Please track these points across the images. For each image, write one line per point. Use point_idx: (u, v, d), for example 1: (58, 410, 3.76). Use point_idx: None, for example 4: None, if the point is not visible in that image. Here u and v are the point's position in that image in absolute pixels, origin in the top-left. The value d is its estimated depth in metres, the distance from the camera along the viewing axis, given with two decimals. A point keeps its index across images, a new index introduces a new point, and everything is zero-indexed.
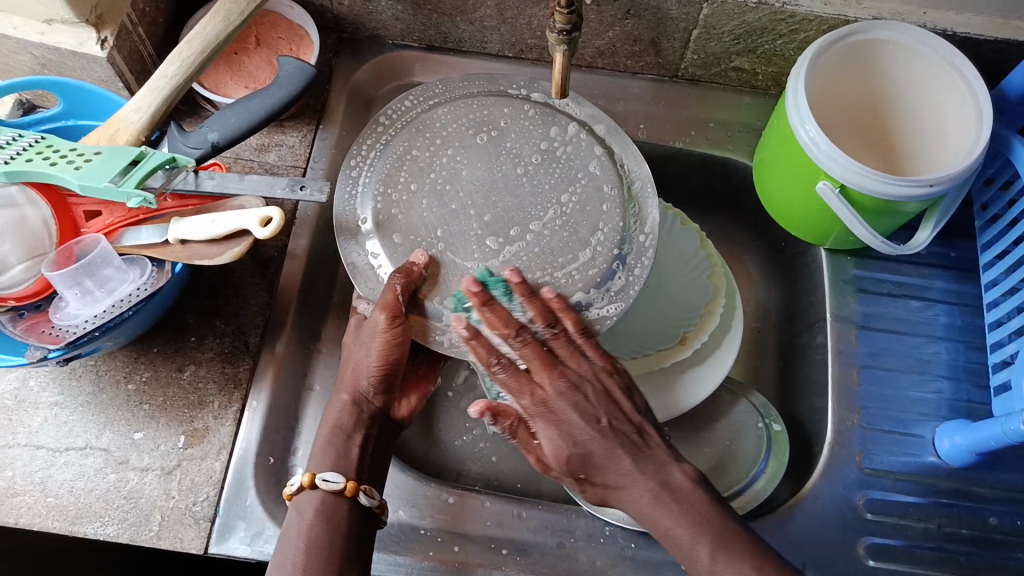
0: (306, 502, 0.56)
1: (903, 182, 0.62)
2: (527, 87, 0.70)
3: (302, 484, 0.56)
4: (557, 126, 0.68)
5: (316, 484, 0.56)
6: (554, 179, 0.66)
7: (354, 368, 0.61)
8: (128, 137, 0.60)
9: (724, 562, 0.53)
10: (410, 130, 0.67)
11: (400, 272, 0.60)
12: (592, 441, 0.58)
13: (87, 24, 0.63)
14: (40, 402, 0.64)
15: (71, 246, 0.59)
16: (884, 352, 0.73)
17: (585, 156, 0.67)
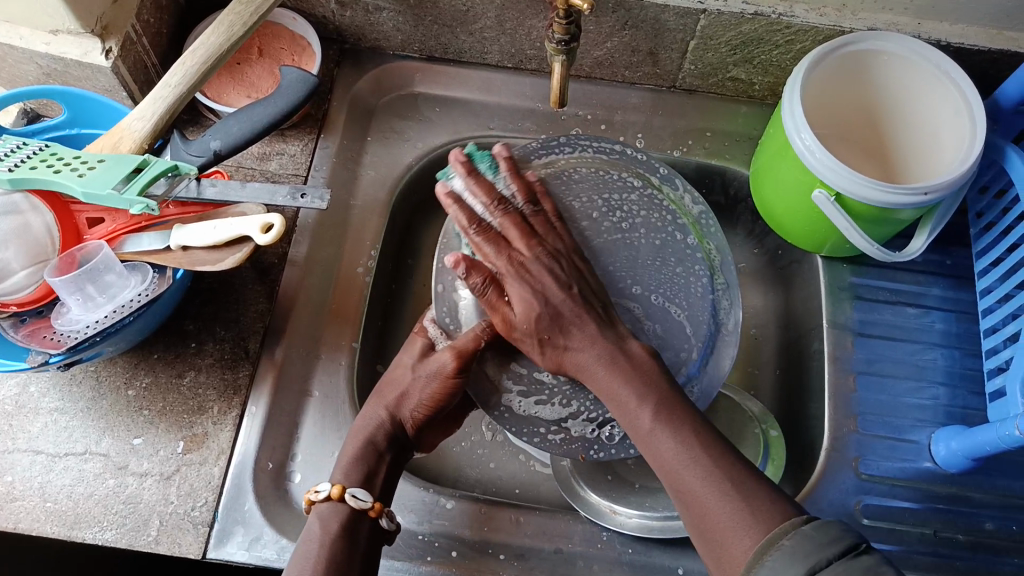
0: (328, 514, 0.55)
1: (897, 190, 0.62)
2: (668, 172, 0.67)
3: (331, 495, 0.55)
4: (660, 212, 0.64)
5: (344, 498, 0.55)
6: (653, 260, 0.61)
7: (402, 396, 0.59)
8: (132, 146, 0.60)
9: (664, 429, 0.50)
10: (547, 176, 0.63)
11: (491, 323, 0.58)
12: (564, 302, 0.55)
13: (92, 35, 0.64)
14: (41, 408, 0.65)
15: (73, 252, 0.59)
16: (880, 358, 0.73)
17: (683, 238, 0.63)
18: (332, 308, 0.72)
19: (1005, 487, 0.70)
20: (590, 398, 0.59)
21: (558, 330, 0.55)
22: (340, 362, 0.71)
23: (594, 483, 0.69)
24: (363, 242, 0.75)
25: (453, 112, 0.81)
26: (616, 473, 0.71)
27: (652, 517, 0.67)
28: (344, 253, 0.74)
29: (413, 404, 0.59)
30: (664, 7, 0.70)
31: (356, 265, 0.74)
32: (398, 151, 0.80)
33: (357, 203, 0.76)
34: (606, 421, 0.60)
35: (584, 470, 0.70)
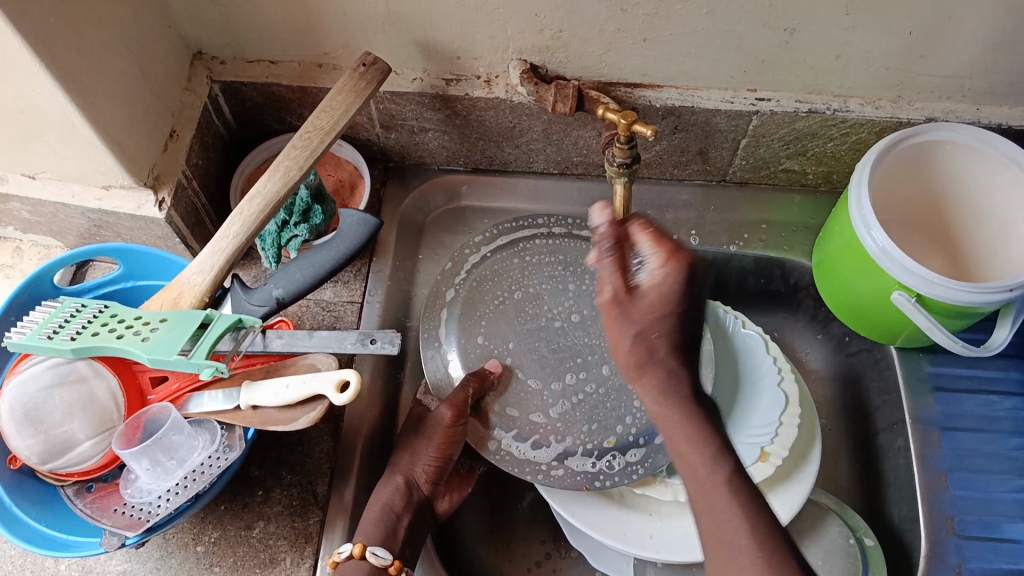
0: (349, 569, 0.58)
1: (982, 289, 0.60)
2: None
3: (352, 552, 0.58)
4: None
5: (365, 555, 0.58)
6: None
7: (411, 454, 0.65)
8: (192, 301, 0.59)
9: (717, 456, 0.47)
10: (504, 257, 0.73)
11: (478, 375, 0.66)
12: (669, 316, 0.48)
13: (145, 187, 0.64)
14: (108, 571, 0.62)
15: (138, 416, 0.58)
16: (969, 453, 0.70)
17: None
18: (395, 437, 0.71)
19: None
20: (582, 434, 0.67)
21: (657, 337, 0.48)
22: None
23: None
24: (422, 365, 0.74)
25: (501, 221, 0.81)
26: None
27: None
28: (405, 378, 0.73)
29: (428, 463, 0.64)
30: (716, 110, 0.69)
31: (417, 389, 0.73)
32: None
33: (413, 324, 0.75)
34: (606, 453, 0.66)
35: None
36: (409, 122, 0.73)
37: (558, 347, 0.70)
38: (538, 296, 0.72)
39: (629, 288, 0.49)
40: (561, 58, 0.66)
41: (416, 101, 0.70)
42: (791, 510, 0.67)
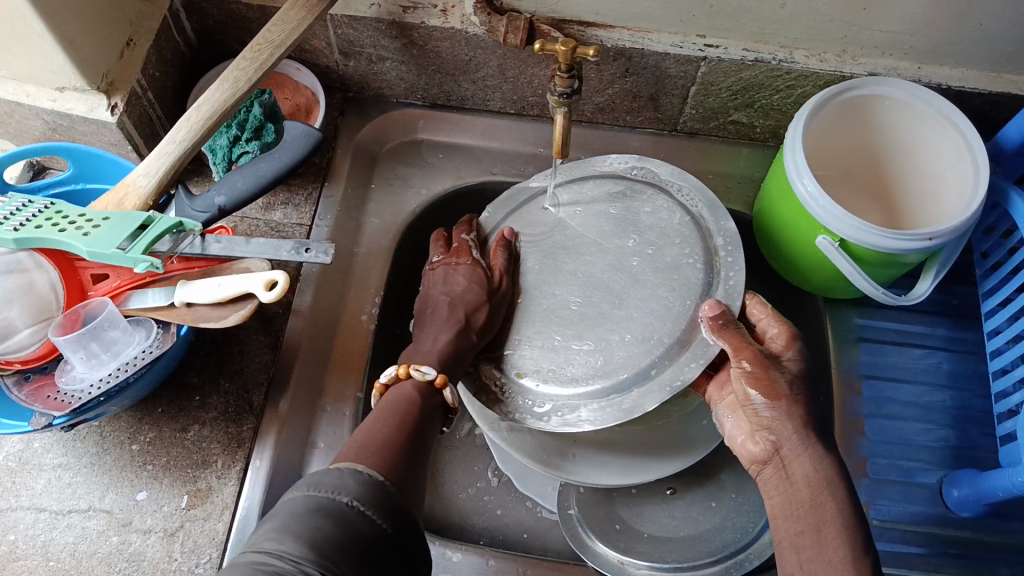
0: (397, 390, 0.55)
1: (903, 236, 0.62)
2: (698, 198, 0.69)
3: (399, 372, 0.55)
4: (683, 244, 0.67)
5: (411, 374, 0.56)
6: (640, 286, 0.66)
7: (449, 292, 0.65)
8: (136, 202, 0.60)
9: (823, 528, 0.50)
10: (560, 196, 0.72)
11: (498, 241, 0.69)
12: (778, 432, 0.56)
13: (98, 91, 0.65)
14: (45, 463, 0.64)
15: (78, 309, 0.59)
16: (889, 401, 0.73)
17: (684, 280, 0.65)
18: (335, 356, 0.72)
19: (1016, 530, 0.69)
20: (529, 354, 0.65)
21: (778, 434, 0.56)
22: (345, 412, 0.70)
23: (602, 533, 0.68)
24: (367, 289, 0.75)
25: (455, 155, 0.82)
26: (627, 522, 0.70)
27: (663, 569, 0.65)
28: (347, 302, 0.74)
29: (474, 303, 0.64)
30: (665, 54, 0.71)
31: (359, 313, 0.74)
32: (401, 199, 0.80)
33: (361, 250, 0.76)
34: (512, 380, 0.64)
35: (592, 519, 0.69)
36: (368, 50, 0.74)
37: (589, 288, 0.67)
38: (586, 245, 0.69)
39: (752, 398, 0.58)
40: None
41: (374, 27, 0.71)
42: (708, 445, 0.69)
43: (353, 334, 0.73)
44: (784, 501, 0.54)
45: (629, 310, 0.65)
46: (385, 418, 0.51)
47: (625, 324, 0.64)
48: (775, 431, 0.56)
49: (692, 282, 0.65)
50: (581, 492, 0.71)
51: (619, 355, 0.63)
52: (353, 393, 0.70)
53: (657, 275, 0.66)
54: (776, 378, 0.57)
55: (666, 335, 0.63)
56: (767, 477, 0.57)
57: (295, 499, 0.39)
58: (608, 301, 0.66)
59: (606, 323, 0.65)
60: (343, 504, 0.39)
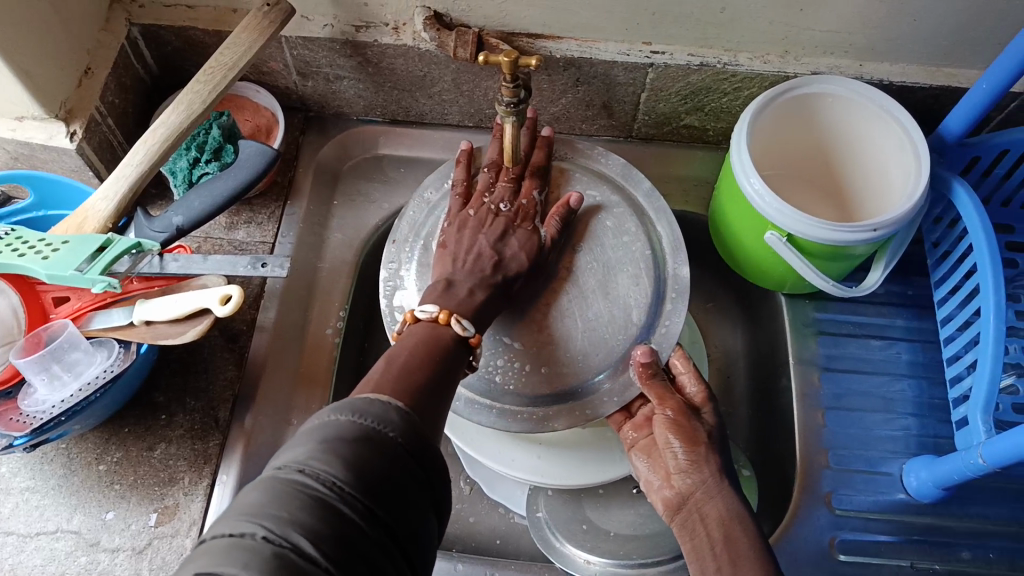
0: (430, 330, 0.54)
1: (848, 227, 0.64)
2: (656, 219, 0.70)
3: (438, 316, 0.54)
4: (636, 256, 0.68)
5: (450, 324, 0.54)
6: (597, 287, 0.67)
7: (494, 242, 0.62)
8: (95, 225, 0.61)
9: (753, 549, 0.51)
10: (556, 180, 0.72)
11: (560, 207, 0.66)
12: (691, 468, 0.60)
13: (57, 119, 0.66)
14: (13, 487, 0.65)
15: (38, 333, 0.60)
16: (848, 392, 0.74)
17: (636, 297, 0.66)
18: (299, 372, 0.73)
19: (979, 514, 0.70)
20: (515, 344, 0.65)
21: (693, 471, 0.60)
22: None
23: (570, 534, 0.69)
24: (332, 302, 0.77)
25: (417, 169, 0.83)
26: (593, 522, 0.70)
27: (628, 565, 0.66)
28: (312, 316, 0.76)
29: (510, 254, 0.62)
30: (613, 62, 0.72)
31: (323, 327, 0.76)
32: (364, 214, 0.81)
33: (325, 265, 0.78)
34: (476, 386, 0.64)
35: (559, 520, 0.70)
36: (325, 69, 0.76)
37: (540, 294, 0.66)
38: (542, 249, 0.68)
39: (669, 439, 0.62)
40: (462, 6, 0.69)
41: (328, 47, 0.73)
42: None
43: (318, 348, 0.75)
44: (690, 529, 0.57)
45: (585, 311, 0.66)
46: (420, 355, 0.50)
47: (580, 323, 0.65)
48: (688, 474, 0.60)
49: (636, 296, 0.66)
50: (549, 495, 0.72)
51: (544, 370, 0.64)
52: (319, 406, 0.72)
53: (614, 283, 0.67)
54: (693, 429, 0.61)
55: (593, 359, 0.64)
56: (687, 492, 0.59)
57: (340, 422, 0.39)
58: (574, 296, 0.66)
59: (571, 318, 0.66)
60: (388, 437, 0.39)
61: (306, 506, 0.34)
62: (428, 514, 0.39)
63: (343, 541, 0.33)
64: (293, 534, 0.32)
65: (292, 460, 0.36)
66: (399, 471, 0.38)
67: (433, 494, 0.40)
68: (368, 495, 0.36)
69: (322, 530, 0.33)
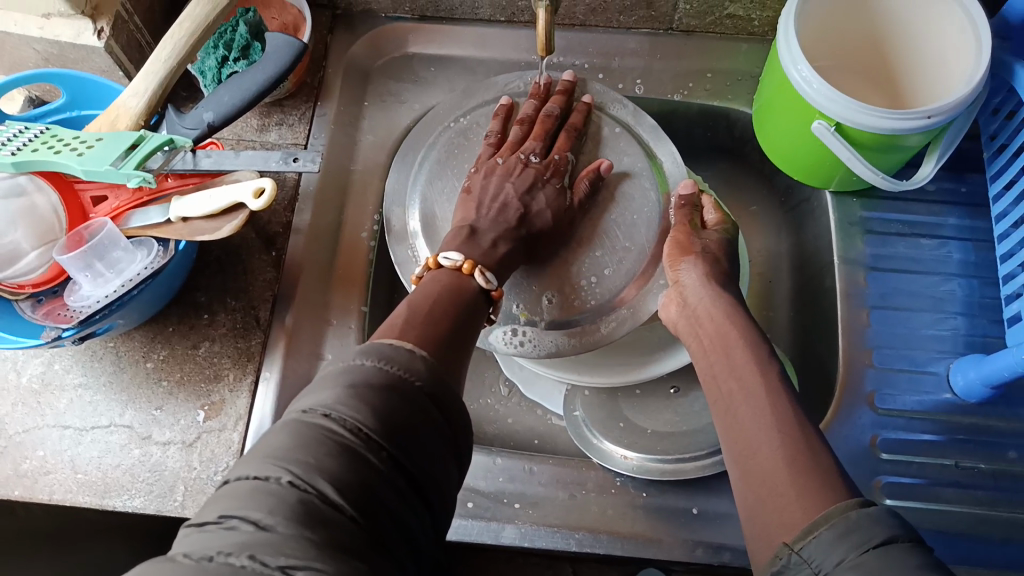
0: (453, 279, 0.55)
1: (900, 115, 0.60)
2: (638, 117, 0.72)
3: (461, 265, 0.55)
4: (629, 156, 0.69)
5: (474, 274, 0.55)
6: (608, 198, 0.68)
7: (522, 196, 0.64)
8: (129, 122, 0.61)
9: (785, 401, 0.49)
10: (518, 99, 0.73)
11: (592, 170, 0.66)
12: (699, 296, 0.61)
13: (83, 16, 0.65)
14: (66, 384, 0.67)
15: (80, 231, 0.61)
16: (895, 293, 0.72)
17: (643, 193, 0.68)
18: (337, 273, 0.74)
19: None
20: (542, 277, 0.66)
21: (709, 312, 0.59)
22: (350, 325, 0.72)
23: (606, 431, 0.69)
24: (366, 207, 0.76)
25: (448, 68, 0.81)
26: (629, 419, 0.70)
27: (665, 459, 0.66)
28: (346, 219, 0.76)
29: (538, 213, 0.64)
30: None
31: (359, 230, 0.76)
32: (396, 115, 0.80)
33: (358, 168, 0.77)
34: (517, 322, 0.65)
35: (597, 419, 0.70)
36: None
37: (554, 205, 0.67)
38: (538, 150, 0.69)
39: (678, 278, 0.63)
40: None
41: None
42: None
43: (354, 252, 0.75)
44: (694, 339, 0.60)
45: (604, 226, 0.67)
46: (448, 304, 0.51)
47: (602, 235, 0.67)
48: (694, 298, 0.61)
49: (637, 196, 0.68)
50: (586, 395, 0.72)
51: (609, 270, 0.66)
52: (357, 307, 0.73)
53: (618, 191, 0.68)
54: (692, 240, 0.64)
55: (639, 242, 0.67)
56: (707, 355, 0.57)
57: (364, 367, 0.40)
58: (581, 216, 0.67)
59: (592, 238, 0.66)
60: (411, 384, 0.39)
61: (334, 453, 0.35)
62: (446, 460, 0.40)
63: (367, 487, 0.34)
64: (317, 482, 0.33)
65: (318, 404, 0.38)
66: (420, 417, 0.39)
67: (454, 437, 0.41)
68: (388, 440, 0.36)
69: (347, 481, 0.34)
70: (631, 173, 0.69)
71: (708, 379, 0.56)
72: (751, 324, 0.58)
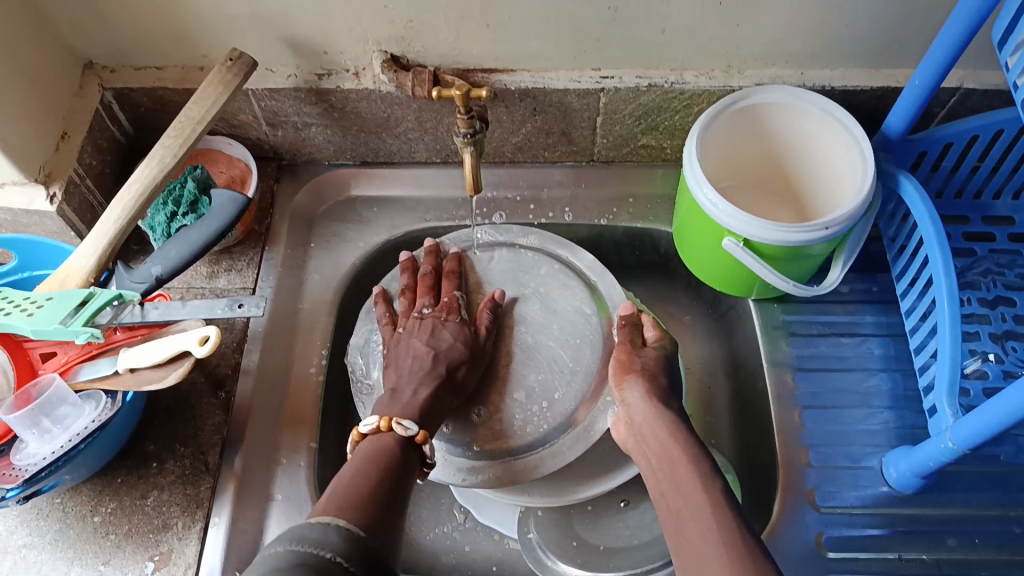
0: (377, 440, 0.59)
1: (801, 228, 0.66)
2: (572, 249, 0.78)
3: (380, 424, 0.60)
4: (570, 288, 0.76)
5: (392, 428, 0.60)
6: (551, 329, 0.74)
7: (429, 346, 0.68)
8: (78, 281, 0.64)
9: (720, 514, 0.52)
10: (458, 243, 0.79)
11: (487, 301, 0.73)
12: (645, 418, 0.64)
13: (36, 182, 0.69)
14: (9, 545, 0.66)
15: (28, 389, 0.62)
16: (823, 391, 0.76)
17: (584, 321, 0.74)
18: (286, 410, 0.75)
19: (961, 500, 0.71)
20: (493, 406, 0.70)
21: (655, 433, 0.62)
22: (300, 462, 0.72)
23: (561, 552, 0.70)
24: (313, 343, 0.79)
25: (389, 208, 0.86)
26: (583, 537, 0.72)
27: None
28: (295, 357, 0.78)
29: (455, 357, 0.68)
30: (566, 90, 0.76)
31: (307, 366, 0.77)
32: (340, 254, 0.84)
33: (305, 306, 0.80)
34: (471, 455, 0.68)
35: (550, 539, 0.72)
36: (292, 118, 0.79)
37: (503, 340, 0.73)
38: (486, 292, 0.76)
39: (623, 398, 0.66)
40: (416, 48, 0.72)
41: (294, 96, 0.76)
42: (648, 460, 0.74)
43: (303, 389, 0.76)
44: (641, 456, 0.62)
45: (552, 355, 0.72)
46: (368, 467, 0.55)
47: (552, 363, 0.72)
48: (640, 419, 0.64)
49: (579, 324, 0.74)
50: (540, 516, 0.73)
51: (558, 393, 0.70)
52: (306, 443, 0.73)
53: (560, 322, 0.74)
54: (633, 358, 0.68)
55: (584, 364, 0.72)
56: (655, 474, 0.60)
57: (278, 554, 0.42)
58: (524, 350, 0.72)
59: (539, 368, 0.72)
60: (326, 559, 0.43)
61: None
62: None
63: None
64: None
65: None
66: None
67: None
68: None
69: None
70: (571, 301, 0.75)
71: (657, 498, 0.58)
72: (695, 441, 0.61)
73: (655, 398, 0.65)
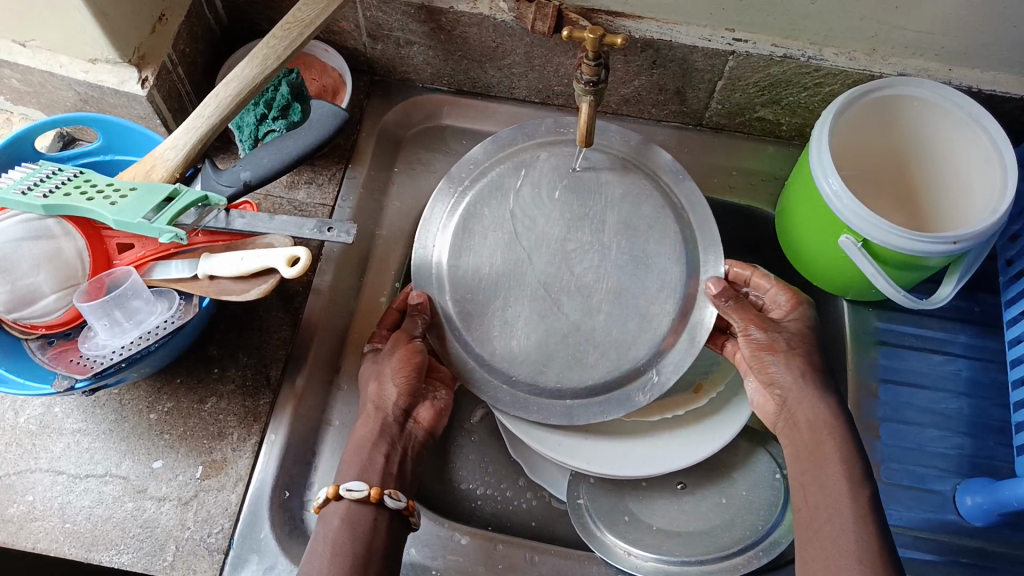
0: (334, 511, 0.57)
1: (929, 238, 0.61)
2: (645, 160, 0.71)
3: (327, 496, 0.57)
4: (646, 205, 0.70)
5: (339, 493, 0.57)
6: (628, 251, 0.69)
7: (381, 383, 0.65)
8: (163, 174, 0.61)
9: None
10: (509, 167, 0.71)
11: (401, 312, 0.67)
12: (803, 394, 0.61)
13: (130, 64, 0.66)
14: (64, 428, 0.65)
15: (102, 278, 0.60)
16: (905, 406, 0.72)
17: (664, 233, 0.69)
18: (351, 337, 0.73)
19: None
20: (582, 325, 0.68)
21: (820, 430, 0.59)
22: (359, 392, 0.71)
23: (611, 524, 0.69)
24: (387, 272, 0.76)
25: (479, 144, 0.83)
26: (635, 514, 0.71)
27: (669, 561, 0.67)
28: (366, 283, 0.75)
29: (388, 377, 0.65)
30: (693, 47, 0.70)
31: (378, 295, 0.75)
32: (423, 182, 0.81)
33: (383, 232, 0.78)
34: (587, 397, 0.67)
35: (601, 509, 0.70)
36: (395, 34, 0.75)
37: (544, 274, 0.69)
38: (535, 214, 0.70)
39: (768, 377, 0.64)
40: None
41: (402, 11, 0.71)
42: (722, 440, 0.69)
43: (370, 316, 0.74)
44: (790, 441, 0.61)
45: (630, 273, 0.68)
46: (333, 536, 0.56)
47: (622, 286, 0.68)
48: (781, 386, 0.63)
49: (671, 239, 0.69)
50: (592, 483, 0.72)
51: (654, 308, 0.67)
52: None
53: (624, 237, 0.69)
54: (776, 336, 0.64)
55: (671, 296, 0.68)
56: (800, 466, 0.59)
57: None
58: (594, 269, 0.68)
59: (607, 291, 0.68)
60: None
61: None
62: None
63: None
64: None
65: None
66: None
67: None
68: None
69: None
70: (654, 224, 0.69)
71: (799, 489, 0.58)
72: (854, 440, 0.58)
73: (811, 378, 0.62)
